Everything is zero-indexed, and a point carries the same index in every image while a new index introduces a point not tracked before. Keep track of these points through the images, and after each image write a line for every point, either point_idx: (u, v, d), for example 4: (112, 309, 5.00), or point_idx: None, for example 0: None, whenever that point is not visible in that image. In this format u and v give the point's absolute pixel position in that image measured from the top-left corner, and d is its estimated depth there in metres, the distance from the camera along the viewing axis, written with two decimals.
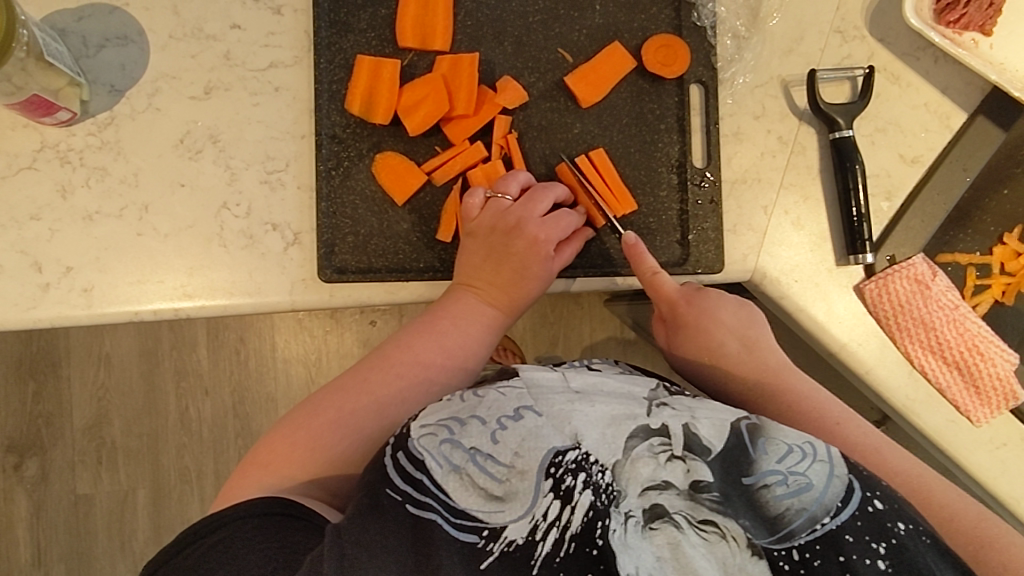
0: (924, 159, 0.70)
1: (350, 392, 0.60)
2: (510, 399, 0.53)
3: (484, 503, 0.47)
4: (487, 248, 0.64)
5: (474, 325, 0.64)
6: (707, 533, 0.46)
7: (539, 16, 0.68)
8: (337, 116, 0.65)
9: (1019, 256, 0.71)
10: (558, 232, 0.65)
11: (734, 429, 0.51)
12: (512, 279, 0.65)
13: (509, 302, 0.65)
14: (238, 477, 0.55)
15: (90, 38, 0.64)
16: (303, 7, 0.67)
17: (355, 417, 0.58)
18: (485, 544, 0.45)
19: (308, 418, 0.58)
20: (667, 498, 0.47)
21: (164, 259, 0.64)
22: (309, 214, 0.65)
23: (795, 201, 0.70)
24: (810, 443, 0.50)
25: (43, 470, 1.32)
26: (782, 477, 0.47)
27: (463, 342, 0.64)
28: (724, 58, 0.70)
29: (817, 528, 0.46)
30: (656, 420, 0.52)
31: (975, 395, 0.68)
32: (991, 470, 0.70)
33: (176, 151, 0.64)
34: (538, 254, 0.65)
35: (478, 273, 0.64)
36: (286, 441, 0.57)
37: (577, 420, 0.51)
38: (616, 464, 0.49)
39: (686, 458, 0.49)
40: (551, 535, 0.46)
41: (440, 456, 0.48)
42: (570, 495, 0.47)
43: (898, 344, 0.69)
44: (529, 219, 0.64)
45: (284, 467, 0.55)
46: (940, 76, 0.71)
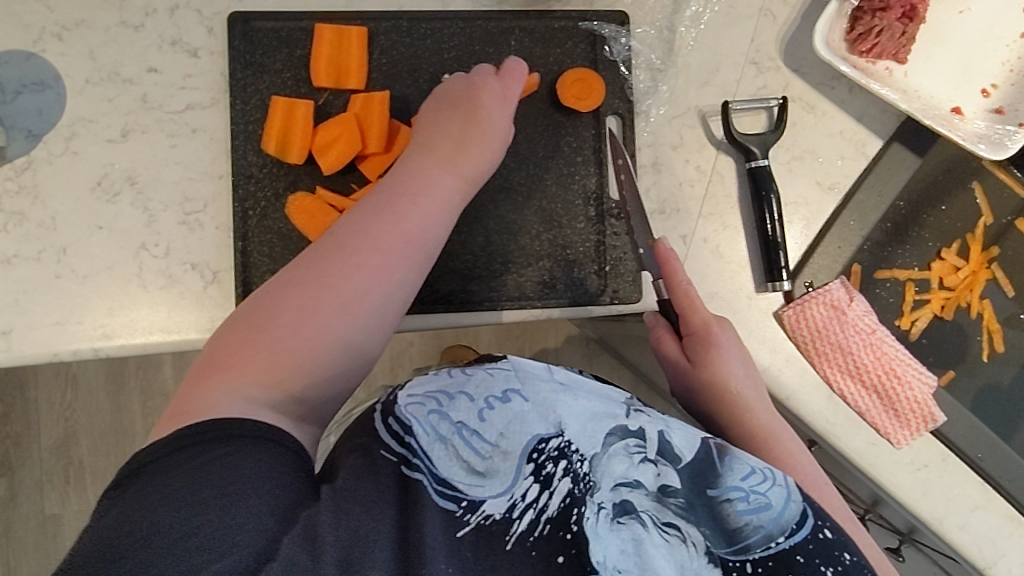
0: (840, 186, 0.71)
1: (298, 287, 0.56)
2: (498, 380, 0.53)
3: (465, 475, 0.49)
4: (449, 109, 0.64)
5: (433, 198, 0.61)
6: (669, 535, 0.48)
7: (454, 54, 0.69)
8: (254, 156, 0.66)
9: (956, 271, 0.72)
10: (516, 88, 0.66)
11: (704, 443, 0.52)
12: (477, 140, 0.64)
13: (472, 170, 0.63)
14: (196, 382, 0.52)
15: (7, 84, 0.65)
16: (220, 49, 0.67)
17: (317, 313, 0.55)
18: (463, 514, 0.48)
19: (258, 328, 0.54)
20: (636, 496, 0.49)
21: (83, 301, 0.64)
22: (227, 253, 0.66)
23: (713, 230, 0.70)
24: (769, 468, 0.52)
25: (11, 491, 1.32)
26: (743, 494, 0.49)
27: (421, 217, 0.60)
28: (640, 91, 0.71)
29: (771, 546, 0.48)
30: (635, 422, 0.52)
31: (895, 417, 0.69)
32: (912, 491, 0.70)
33: (94, 194, 0.65)
34: (503, 109, 0.65)
35: (440, 141, 0.63)
36: (241, 344, 0.53)
37: (563, 410, 0.51)
38: (595, 456, 0.50)
39: (658, 463, 0.50)
40: (527, 515, 0.48)
41: (427, 424, 0.50)
42: (550, 480, 0.49)
43: (817, 367, 0.69)
44: (486, 77, 0.65)
45: (248, 371, 0.52)
46: (855, 104, 0.72)
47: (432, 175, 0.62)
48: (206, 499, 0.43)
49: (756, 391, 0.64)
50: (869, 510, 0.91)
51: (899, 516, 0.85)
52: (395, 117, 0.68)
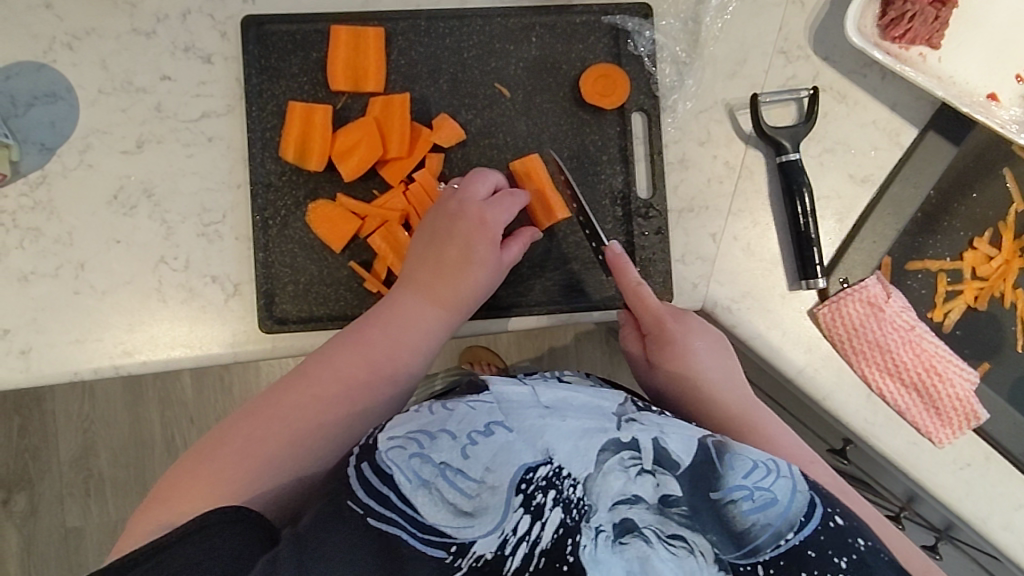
0: (874, 178, 0.69)
1: (263, 417, 0.54)
2: (480, 413, 0.52)
3: (452, 518, 0.47)
4: (429, 235, 0.62)
5: (404, 330, 0.60)
6: (676, 548, 0.46)
7: (474, 52, 0.67)
8: (272, 164, 0.65)
9: (990, 260, 0.69)
10: (504, 215, 0.63)
11: (702, 445, 0.50)
12: (454, 271, 0.62)
13: (447, 296, 0.61)
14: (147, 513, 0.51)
15: (19, 97, 0.64)
16: (234, 54, 0.66)
17: (274, 445, 0.53)
18: (454, 559, 0.46)
19: (218, 448, 0.53)
20: (636, 512, 0.47)
21: (102, 317, 0.63)
22: (248, 264, 0.64)
23: (744, 227, 0.68)
24: (772, 460, 0.51)
25: (32, 504, 1.31)
26: (748, 492, 0.48)
27: (390, 353, 0.59)
28: (665, 86, 0.68)
29: (781, 544, 0.47)
30: (627, 434, 0.51)
31: (936, 416, 0.66)
32: (956, 491, 0.67)
33: (111, 208, 0.64)
34: (485, 238, 0.62)
35: (417, 269, 0.62)
36: (194, 474, 0.52)
37: (549, 434, 0.50)
38: (588, 477, 0.48)
39: (656, 473, 0.48)
40: (521, 550, 0.46)
41: (409, 470, 0.48)
42: (540, 510, 0.47)
43: (855, 367, 0.67)
44: (470, 202, 0.63)
45: (196, 504, 0.50)
46: (888, 92, 0.69)
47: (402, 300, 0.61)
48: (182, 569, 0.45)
49: (726, 374, 0.62)
50: (905, 509, 0.89)
51: (937, 515, 0.82)
52: (416, 119, 0.66)
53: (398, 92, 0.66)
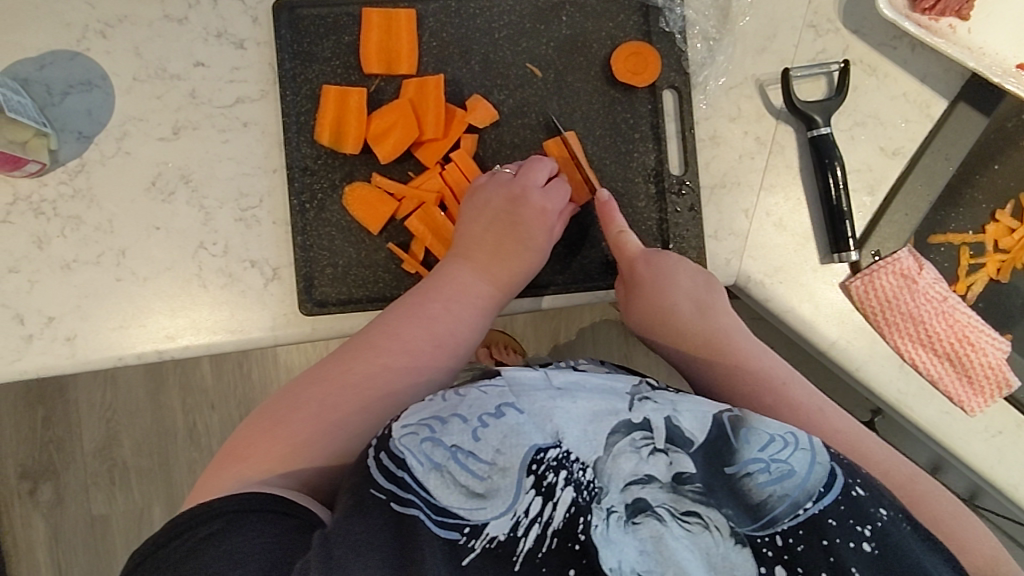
0: (905, 151, 0.69)
1: (334, 385, 0.56)
2: (491, 396, 0.51)
3: (465, 500, 0.47)
4: (490, 217, 0.65)
5: (464, 305, 0.62)
6: (690, 524, 0.46)
7: (505, 32, 0.67)
8: (307, 148, 0.65)
9: (1013, 233, 0.69)
10: (559, 202, 0.66)
11: (716, 421, 0.50)
12: (513, 252, 0.64)
13: (502, 278, 0.64)
14: (219, 467, 0.53)
15: (54, 86, 0.64)
16: (266, 39, 0.66)
17: (342, 411, 0.55)
18: (467, 541, 0.46)
19: (290, 413, 0.55)
20: (649, 491, 0.47)
21: (145, 303, 0.64)
22: (286, 248, 0.65)
23: (777, 202, 0.68)
24: (791, 432, 0.50)
25: (58, 494, 1.29)
26: (764, 465, 0.48)
27: (453, 326, 0.61)
28: (696, 62, 0.69)
29: (799, 514, 0.46)
30: (638, 414, 0.51)
31: (968, 385, 0.67)
32: (988, 459, 0.68)
33: (149, 194, 0.64)
34: (545, 223, 0.65)
35: (475, 251, 0.64)
36: (266, 434, 0.54)
37: (559, 417, 0.50)
38: (599, 460, 0.49)
39: (668, 452, 0.49)
40: (533, 531, 0.46)
41: (421, 454, 0.48)
42: (552, 491, 0.47)
43: (887, 338, 0.68)
44: (532, 188, 0.64)
45: (269, 462, 0.52)
46: (918, 65, 0.69)
47: (460, 277, 0.63)
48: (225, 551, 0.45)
49: (700, 309, 0.64)
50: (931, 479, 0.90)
51: (964, 483, 0.83)
52: (449, 100, 0.66)
53: (431, 73, 0.66)
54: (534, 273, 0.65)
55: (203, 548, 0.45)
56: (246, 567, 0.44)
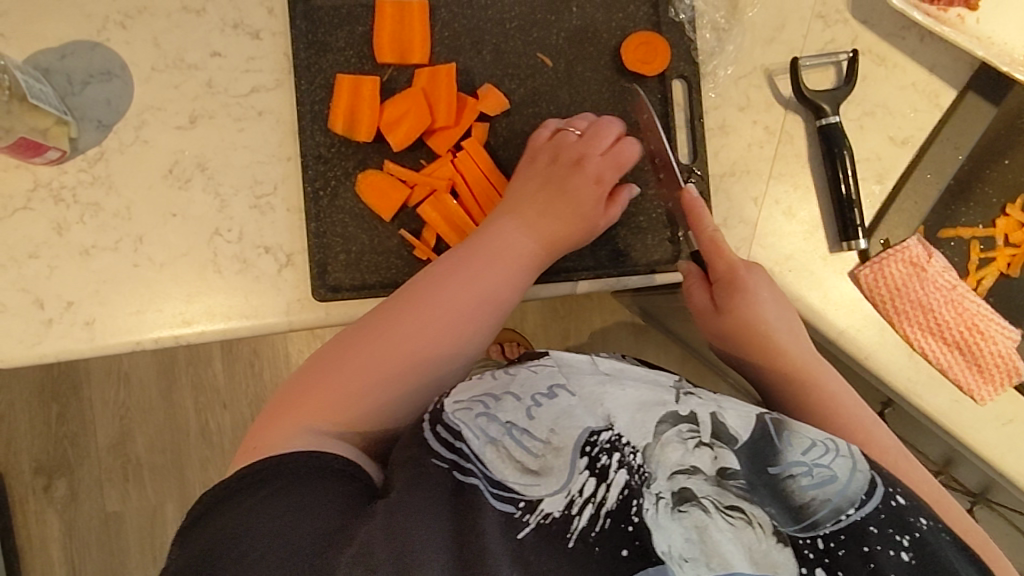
0: (914, 140, 0.69)
1: (385, 334, 0.57)
2: (542, 377, 0.52)
3: (520, 475, 0.48)
4: (543, 178, 0.65)
5: (510, 263, 0.62)
6: (734, 518, 0.46)
7: (516, 23, 0.68)
8: (321, 136, 0.66)
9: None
10: (618, 166, 0.66)
11: (760, 420, 0.50)
12: (565, 216, 0.65)
13: (546, 238, 0.64)
14: (272, 417, 0.54)
15: (74, 75, 0.65)
16: (281, 30, 0.67)
17: (394, 362, 0.56)
18: (522, 515, 0.46)
19: (343, 362, 0.56)
20: (695, 482, 0.47)
21: (162, 288, 0.65)
22: (300, 235, 0.66)
23: (785, 191, 0.69)
24: (831, 439, 0.50)
25: (72, 489, 1.31)
26: (806, 468, 0.48)
27: (497, 282, 0.61)
28: (706, 52, 0.69)
29: (840, 520, 0.46)
30: (684, 406, 0.51)
31: (978, 373, 0.67)
32: (997, 447, 0.68)
33: (166, 182, 0.65)
34: (598, 186, 0.66)
35: (522, 209, 0.64)
36: (316, 387, 0.55)
37: (609, 402, 0.51)
38: (647, 446, 0.49)
39: (714, 445, 0.49)
40: (587, 510, 0.46)
41: (477, 428, 0.50)
42: (605, 473, 0.47)
43: (897, 326, 0.68)
44: (592, 150, 0.65)
45: (315, 412, 0.53)
46: (927, 55, 0.70)
47: (507, 234, 0.63)
48: (284, 509, 0.45)
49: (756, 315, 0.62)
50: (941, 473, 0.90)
51: (974, 475, 0.83)
52: (461, 90, 0.67)
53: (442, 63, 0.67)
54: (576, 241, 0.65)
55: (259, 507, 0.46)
56: (303, 530, 0.44)
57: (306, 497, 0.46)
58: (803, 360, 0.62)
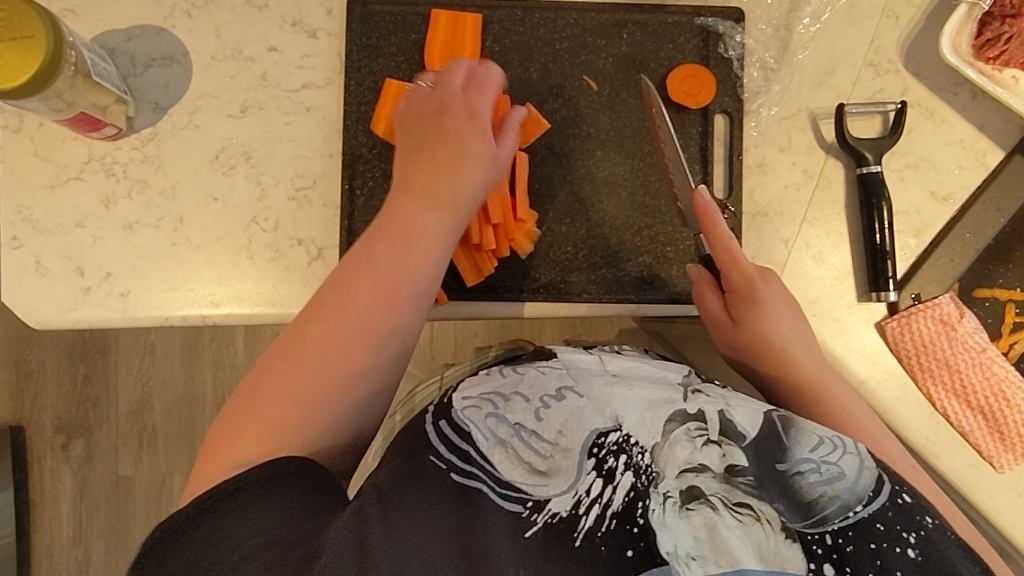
0: (956, 198, 0.68)
1: (290, 349, 0.52)
2: (550, 378, 0.52)
3: (527, 476, 0.47)
4: (418, 145, 0.61)
5: (418, 236, 0.57)
6: (742, 515, 0.44)
7: (565, 44, 0.69)
8: (364, 137, 0.68)
9: None
10: (487, 98, 0.63)
11: (768, 418, 0.49)
12: (450, 161, 0.60)
13: (448, 195, 0.59)
14: (198, 473, 0.49)
15: (137, 57, 0.68)
16: (337, 31, 0.69)
17: (305, 375, 0.51)
18: (529, 514, 0.46)
19: (253, 393, 0.51)
20: (703, 481, 0.45)
21: (196, 268, 0.67)
22: (333, 231, 0.68)
23: (818, 236, 0.68)
24: (838, 437, 0.49)
25: (89, 450, 1.34)
26: (814, 465, 0.46)
27: (408, 266, 0.56)
28: (751, 90, 0.69)
29: (849, 516, 0.44)
30: (693, 404, 0.49)
31: (1000, 441, 0.65)
32: (1013, 519, 0.66)
33: (211, 167, 0.67)
34: (469, 124, 0.62)
35: (414, 177, 0.60)
36: (233, 424, 0.50)
37: (618, 403, 0.50)
38: (655, 446, 0.47)
39: (722, 443, 0.47)
40: (593, 511, 0.45)
41: (486, 429, 0.49)
42: (612, 474, 0.46)
43: (920, 384, 0.67)
44: (454, 89, 0.63)
45: (245, 443, 0.48)
46: (977, 113, 0.69)
47: (417, 213, 0.58)
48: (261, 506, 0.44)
49: (772, 318, 0.62)
50: None
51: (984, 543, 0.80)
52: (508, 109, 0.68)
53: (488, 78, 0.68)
54: (479, 189, 0.60)
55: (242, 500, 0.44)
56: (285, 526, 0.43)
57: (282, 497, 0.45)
58: (816, 369, 0.61)
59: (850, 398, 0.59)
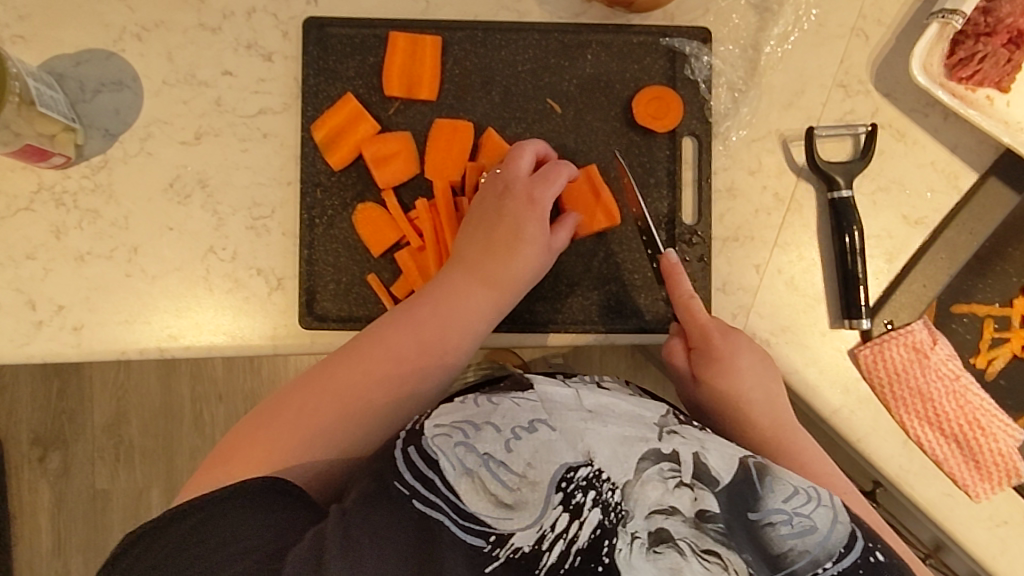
0: (928, 221, 0.67)
1: (317, 389, 0.56)
2: (524, 409, 0.50)
3: (493, 508, 0.46)
4: (481, 224, 0.63)
5: (453, 309, 0.60)
6: (710, 563, 0.43)
7: (527, 66, 0.67)
8: (322, 164, 0.66)
9: None
10: (551, 190, 0.63)
11: (743, 464, 0.49)
12: (502, 247, 0.63)
13: (499, 277, 0.62)
14: (196, 480, 0.53)
15: (87, 83, 0.66)
16: (293, 54, 0.67)
17: (321, 418, 0.55)
18: (491, 549, 0.45)
19: (271, 417, 0.55)
20: (672, 523, 0.45)
21: (152, 300, 0.65)
22: (292, 261, 0.66)
23: (790, 261, 0.67)
24: (813, 489, 0.49)
25: (65, 464, 1.32)
26: (786, 516, 0.46)
27: (441, 330, 0.60)
28: (719, 112, 0.68)
29: (818, 572, 0.44)
30: (667, 445, 0.49)
31: (975, 469, 0.64)
32: (989, 547, 0.64)
33: (165, 195, 0.66)
34: (534, 212, 0.63)
35: (467, 252, 0.63)
36: (248, 438, 0.54)
37: (591, 438, 0.49)
38: (627, 484, 0.47)
39: (695, 487, 0.46)
40: (557, 546, 0.44)
41: (454, 457, 0.48)
42: (579, 510, 0.45)
43: (893, 412, 0.65)
44: (518, 179, 0.63)
45: (249, 467, 0.52)
46: (950, 134, 0.67)
47: (453, 283, 0.62)
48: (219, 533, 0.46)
49: (729, 379, 0.61)
50: (929, 556, 0.86)
51: (964, 567, 0.79)
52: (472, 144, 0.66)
53: (454, 118, 0.67)
54: (531, 278, 0.63)
55: (208, 522, 0.47)
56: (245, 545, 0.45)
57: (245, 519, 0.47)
58: (773, 426, 0.60)
59: (797, 440, 0.60)
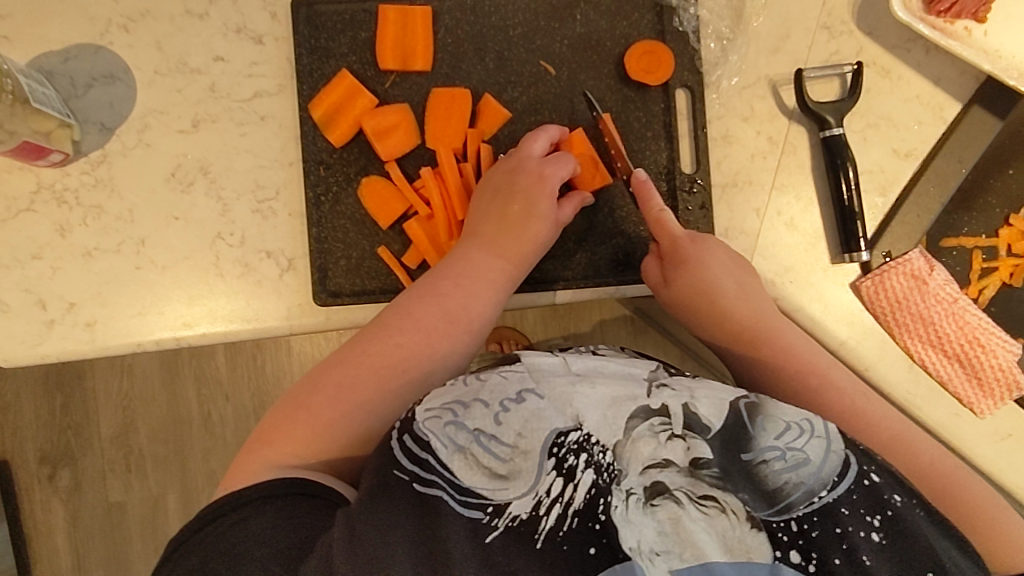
0: (917, 152, 0.69)
1: (349, 366, 0.57)
2: (512, 381, 0.50)
3: (487, 481, 0.46)
4: (495, 200, 0.65)
5: (476, 282, 0.62)
6: (707, 508, 0.45)
7: (519, 30, 0.68)
8: (323, 142, 0.66)
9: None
10: (561, 171, 0.65)
11: (733, 407, 0.48)
12: (519, 224, 0.64)
13: (517, 251, 0.64)
14: (240, 458, 0.54)
15: (77, 78, 0.65)
16: (284, 34, 0.67)
17: (358, 393, 0.56)
18: (490, 519, 0.45)
19: (309, 396, 0.56)
20: (668, 475, 0.46)
21: (164, 291, 0.65)
22: (301, 240, 0.66)
23: (788, 202, 0.68)
24: (808, 419, 0.48)
25: (75, 479, 1.31)
26: (780, 452, 0.46)
27: (466, 301, 0.61)
28: (709, 62, 0.69)
29: (814, 501, 0.45)
30: (656, 400, 0.50)
31: (978, 387, 0.67)
32: (995, 460, 0.67)
33: (168, 185, 0.65)
34: (545, 188, 0.64)
35: (482, 227, 0.65)
36: (289, 418, 0.55)
37: (580, 402, 0.49)
38: (617, 444, 0.48)
39: (686, 437, 0.48)
40: (555, 510, 0.46)
41: (444, 437, 0.47)
42: (572, 473, 0.47)
43: (898, 339, 0.67)
44: (530, 158, 0.65)
45: (290, 444, 0.54)
46: (932, 67, 0.69)
47: (476, 257, 0.63)
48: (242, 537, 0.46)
49: (706, 266, 0.63)
50: None
51: None
52: (471, 114, 0.67)
53: (452, 86, 0.67)
54: (545, 245, 0.65)
55: (230, 532, 0.47)
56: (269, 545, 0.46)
57: (269, 521, 0.47)
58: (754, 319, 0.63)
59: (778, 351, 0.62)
